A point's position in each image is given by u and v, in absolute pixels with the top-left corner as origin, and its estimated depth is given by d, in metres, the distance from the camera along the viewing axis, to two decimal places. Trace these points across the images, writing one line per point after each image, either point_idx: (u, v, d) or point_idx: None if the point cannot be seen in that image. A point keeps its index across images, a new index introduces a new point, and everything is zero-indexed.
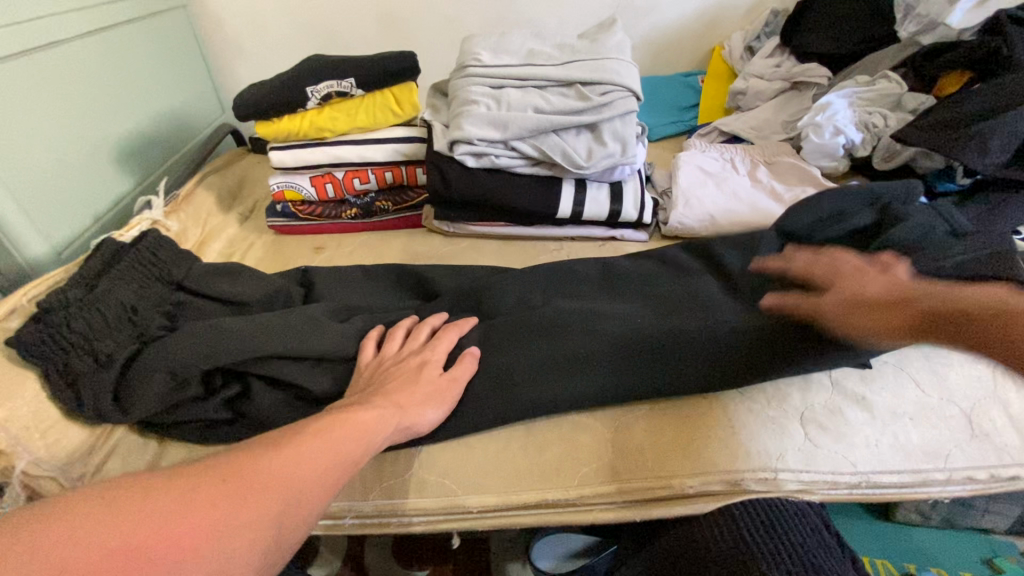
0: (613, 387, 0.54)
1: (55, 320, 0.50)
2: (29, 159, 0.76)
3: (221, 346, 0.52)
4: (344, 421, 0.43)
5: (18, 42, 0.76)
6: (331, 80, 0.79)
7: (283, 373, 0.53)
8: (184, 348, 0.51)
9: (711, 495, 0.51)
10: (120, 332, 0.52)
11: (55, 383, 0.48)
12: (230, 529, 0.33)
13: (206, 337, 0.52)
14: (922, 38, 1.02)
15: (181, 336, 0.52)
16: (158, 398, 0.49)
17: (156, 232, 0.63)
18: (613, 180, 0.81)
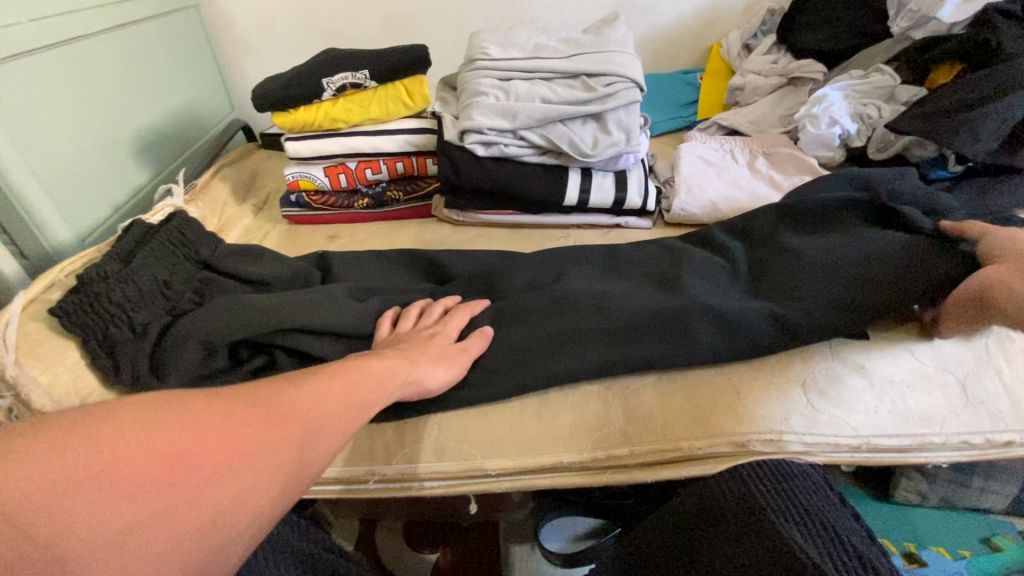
0: (622, 361, 0.56)
1: (94, 292, 0.52)
2: (54, 148, 0.79)
3: (251, 318, 0.54)
4: (360, 371, 0.44)
5: (44, 35, 0.78)
6: (346, 72, 0.82)
7: (309, 346, 0.56)
8: (215, 321, 0.53)
9: (719, 456, 0.54)
10: (153, 304, 0.54)
11: (93, 351, 0.50)
12: (266, 448, 0.33)
13: (234, 310, 0.55)
14: (913, 33, 1.06)
15: (211, 310, 0.55)
16: (191, 366, 0.51)
17: (185, 216, 0.65)
18: (618, 168, 0.85)
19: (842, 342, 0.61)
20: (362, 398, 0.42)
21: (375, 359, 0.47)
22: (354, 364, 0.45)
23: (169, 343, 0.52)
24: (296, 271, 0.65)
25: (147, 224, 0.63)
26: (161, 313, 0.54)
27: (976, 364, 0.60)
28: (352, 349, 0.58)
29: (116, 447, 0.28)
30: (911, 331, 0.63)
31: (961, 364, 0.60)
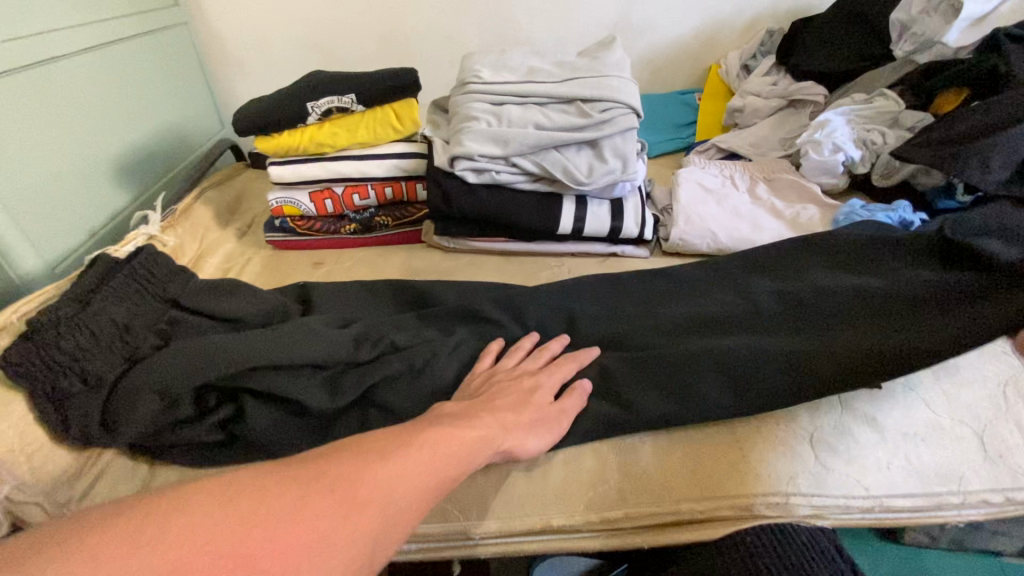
0: (631, 417, 0.53)
1: (44, 339, 0.48)
2: (24, 173, 0.75)
3: (215, 363, 0.50)
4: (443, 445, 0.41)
5: (17, 57, 0.75)
6: (332, 96, 0.79)
7: (280, 388, 0.51)
8: (175, 367, 0.50)
9: (720, 520, 0.50)
10: (111, 351, 0.51)
11: (43, 404, 0.47)
12: (334, 542, 0.32)
13: (197, 353, 0.51)
14: (918, 56, 1.02)
15: (173, 354, 0.51)
16: (148, 420, 0.48)
17: (154, 250, 0.62)
18: (614, 196, 0.81)
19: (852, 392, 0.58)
20: (441, 484, 0.39)
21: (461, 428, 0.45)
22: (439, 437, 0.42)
23: (122, 396, 0.48)
24: (272, 303, 0.61)
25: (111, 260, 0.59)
26: (119, 360, 0.51)
27: (995, 414, 0.56)
28: (326, 390, 0.53)
29: (162, 549, 0.28)
30: (925, 377, 0.60)
31: (978, 415, 0.56)
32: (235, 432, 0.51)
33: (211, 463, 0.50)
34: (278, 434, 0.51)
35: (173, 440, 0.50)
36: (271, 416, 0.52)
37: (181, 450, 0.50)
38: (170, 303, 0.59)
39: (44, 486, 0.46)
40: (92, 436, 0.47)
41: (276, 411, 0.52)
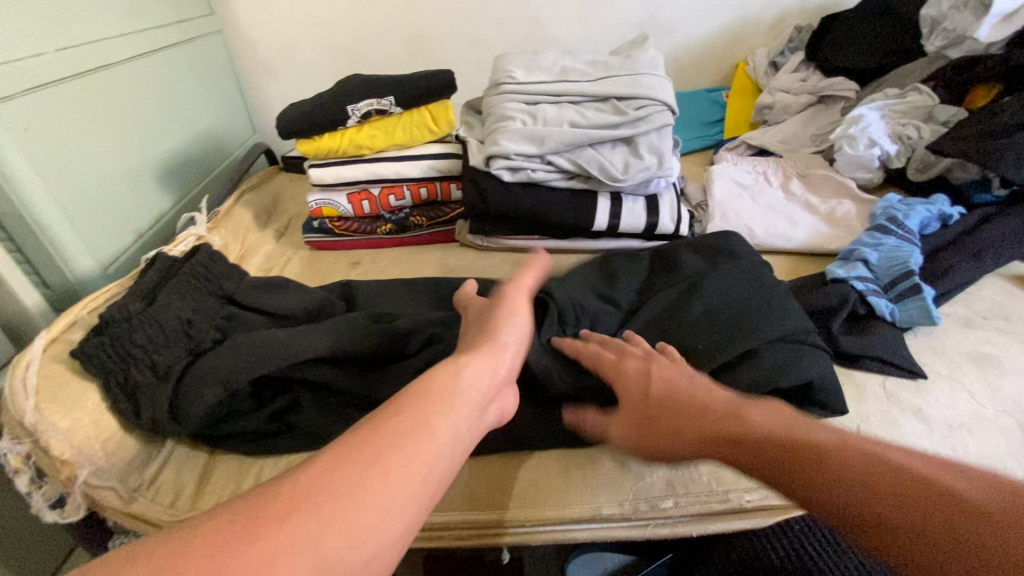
0: None
1: (116, 332, 0.51)
2: (77, 176, 0.78)
3: (273, 355, 0.52)
4: (456, 395, 0.40)
5: (70, 66, 0.79)
6: (371, 99, 0.81)
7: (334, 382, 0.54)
8: (235, 359, 0.51)
9: (771, 509, 0.50)
10: (176, 344, 0.53)
11: (114, 394, 0.49)
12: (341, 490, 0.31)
13: (255, 346, 0.53)
14: (950, 51, 1.01)
15: (233, 347, 0.53)
16: (208, 409, 0.49)
17: (209, 249, 0.64)
18: (648, 193, 0.81)
19: (896, 385, 0.59)
20: (453, 433, 0.38)
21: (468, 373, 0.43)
22: (446, 386, 0.41)
23: (185, 386, 0.50)
24: (321, 301, 0.63)
25: (170, 261, 0.62)
26: (183, 353, 0.53)
27: None
28: (379, 382, 0.55)
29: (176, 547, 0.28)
30: (970, 371, 0.60)
31: None
32: (291, 422, 0.53)
33: (269, 453, 0.52)
34: (331, 424, 0.53)
35: (233, 429, 0.52)
36: (324, 407, 0.54)
37: (241, 441, 0.52)
38: (226, 298, 0.62)
39: (116, 470, 0.48)
40: (159, 424, 0.49)
41: (330, 402, 0.54)
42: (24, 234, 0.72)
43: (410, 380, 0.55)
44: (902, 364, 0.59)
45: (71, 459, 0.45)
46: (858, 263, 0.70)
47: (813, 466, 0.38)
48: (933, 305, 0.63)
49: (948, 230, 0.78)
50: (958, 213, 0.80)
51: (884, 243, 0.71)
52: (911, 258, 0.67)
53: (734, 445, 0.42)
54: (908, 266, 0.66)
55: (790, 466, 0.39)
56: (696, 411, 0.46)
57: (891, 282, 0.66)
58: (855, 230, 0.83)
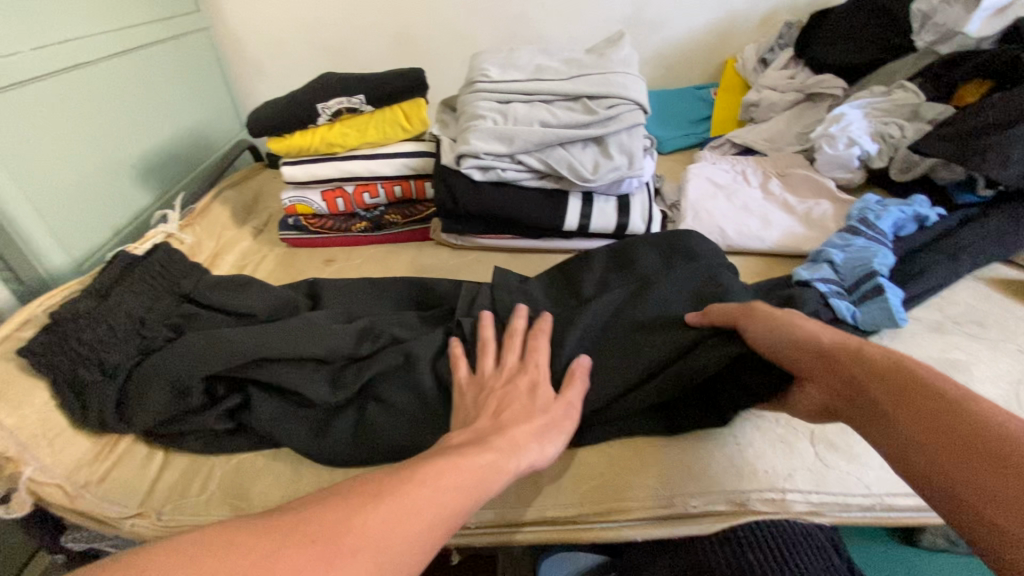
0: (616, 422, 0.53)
1: (65, 331, 0.51)
2: (51, 173, 0.79)
3: (220, 355, 0.52)
4: (445, 476, 0.36)
5: (45, 64, 0.79)
6: (341, 97, 0.81)
7: (281, 382, 0.53)
8: (184, 357, 0.52)
9: (717, 514, 0.49)
10: (128, 343, 0.54)
11: (62, 391, 0.49)
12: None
13: (203, 344, 0.53)
14: (941, 47, 0.97)
15: (183, 345, 0.53)
16: (158, 409, 0.50)
17: (176, 253, 0.66)
18: (620, 193, 0.81)
19: None
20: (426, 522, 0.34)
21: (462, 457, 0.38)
22: (457, 467, 0.37)
23: (132, 382, 0.51)
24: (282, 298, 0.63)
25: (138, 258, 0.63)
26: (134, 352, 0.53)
27: None
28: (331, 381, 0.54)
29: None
30: None
31: None
32: (239, 419, 0.53)
33: (223, 452, 0.52)
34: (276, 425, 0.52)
35: (180, 424, 0.52)
36: (273, 408, 0.53)
37: (195, 438, 0.53)
38: (184, 297, 0.62)
39: (64, 467, 0.48)
40: (105, 417, 0.50)
41: (278, 402, 0.53)
42: None
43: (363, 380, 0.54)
44: None
45: (18, 456, 0.46)
46: (825, 264, 0.70)
47: (942, 428, 0.33)
48: (897, 306, 0.61)
49: (923, 232, 0.76)
50: (936, 214, 0.78)
51: (852, 245, 0.71)
52: (876, 258, 0.67)
53: (843, 390, 0.41)
54: (871, 267, 0.65)
55: (904, 413, 0.36)
56: (836, 358, 0.42)
57: (855, 283, 0.66)
58: (829, 231, 0.82)
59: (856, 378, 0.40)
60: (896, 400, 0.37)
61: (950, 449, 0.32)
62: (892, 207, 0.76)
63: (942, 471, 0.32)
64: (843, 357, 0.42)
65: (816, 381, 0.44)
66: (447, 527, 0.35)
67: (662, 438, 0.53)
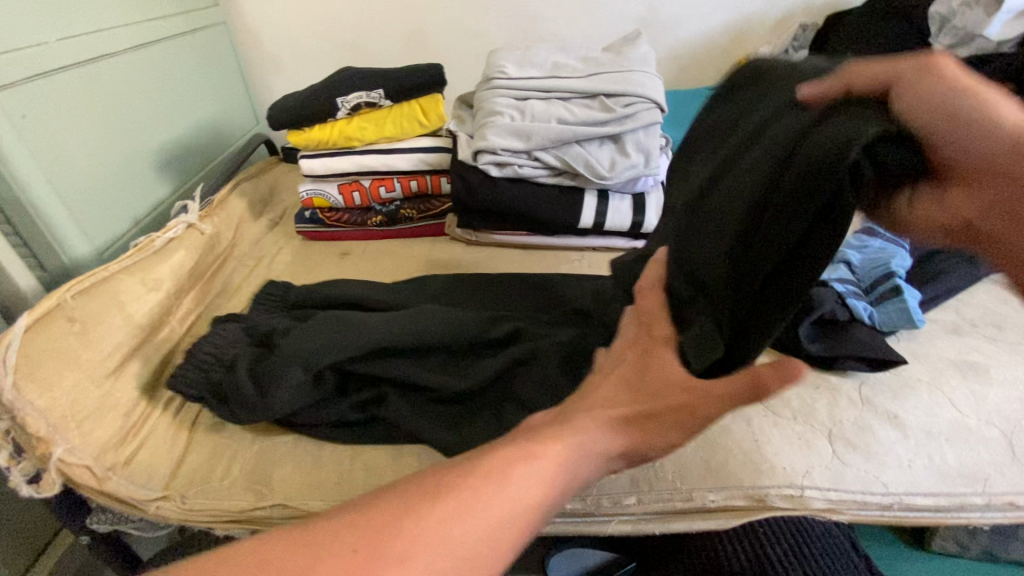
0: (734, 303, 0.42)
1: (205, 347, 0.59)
2: (74, 163, 0.80)
3: (345, 344, 0.54)
4: (510, 472, 0.33)
5: (71, 55, 0.80)
6: (360, 91, 0.82)
7: (402, 371, 0.55)
8: (316, 341, 0.54)
9: (734, 509, 0.49)
10: (255, 344, 0.58)
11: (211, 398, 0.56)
12: None
13: (331, 330, 0.55)
14: (958, 51, 0.98)
15: (311, 330, 0.55)
16: (294, 387, 0.51)
17: (286, 282, 0.71)
18: (636, 191, 0.81)
19: (872, 388, 0.58)
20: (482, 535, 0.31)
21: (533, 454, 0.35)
22: (520, 458, 0.34)
23: (251, 374, 0.53)
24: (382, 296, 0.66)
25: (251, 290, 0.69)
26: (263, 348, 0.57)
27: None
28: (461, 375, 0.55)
29: None
30: (953, 378, 0.59)
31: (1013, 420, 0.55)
32: (369, 408, 0.54)
33: (357, 440, 0.54)
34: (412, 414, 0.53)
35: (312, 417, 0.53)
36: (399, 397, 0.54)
37: (323, 427, 0.54)
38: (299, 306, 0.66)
39: (92, 449, 0.49)
40: (233, 411, 0.53)
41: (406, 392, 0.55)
42: (21, 216, 0.74)
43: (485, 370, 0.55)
44: (880, 359, 0.58)
45: (48, 437, 0.46)
46: (841, 264, 0.70)
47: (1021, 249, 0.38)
48: (914, 309, 0.62)
49: None
50: None
51: (869, 247, 0.71)
52: (893, 260, 0.67)
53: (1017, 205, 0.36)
54: (888, 268, 0.65)
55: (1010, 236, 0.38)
56: (983, 158, 0.37)
57: (871, 285, 0.66)
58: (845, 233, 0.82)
59: (979, 174, 0.37)
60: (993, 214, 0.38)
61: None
62: None
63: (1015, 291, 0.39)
64: (965, 146, 0.36)
65: (944, 177, 0.38)
66: (508, 536, 0.32)
67: None
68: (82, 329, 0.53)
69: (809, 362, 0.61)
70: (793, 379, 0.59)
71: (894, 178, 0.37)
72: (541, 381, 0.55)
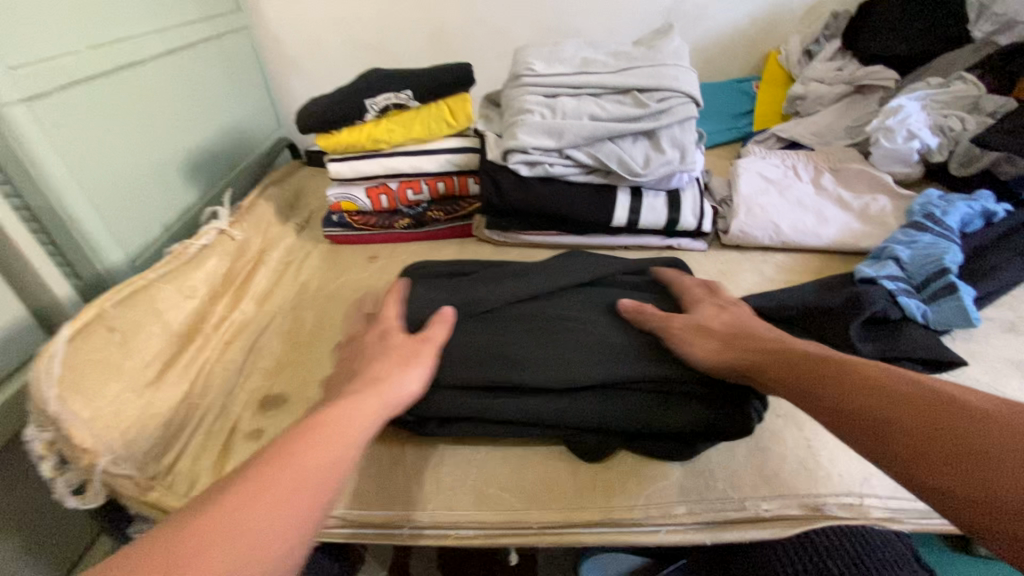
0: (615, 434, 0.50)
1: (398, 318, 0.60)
2: (106, 171, 0.80)
3: (488, 364, 0.53)
4: (316, 434, 0.40)
5: (104, 63, 0.81)
6: (390, 93, 0.81)
7: (540, 403, 0.50)
8: (458, 355, 0.54)
9: (788, 519, 0.47)
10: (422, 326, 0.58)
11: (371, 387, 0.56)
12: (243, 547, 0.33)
13: (483, 344, 0.55)
14: (999, 38, 0.98)
15: (468, 342, 0.55)
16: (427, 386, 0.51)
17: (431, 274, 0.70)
18: (670, 188, 0.81)
19: None
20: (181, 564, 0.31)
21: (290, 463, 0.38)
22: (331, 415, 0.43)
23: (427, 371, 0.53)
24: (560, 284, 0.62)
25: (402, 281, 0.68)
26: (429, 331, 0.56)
27: None
28: (622, 402, 0.50)
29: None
30: (1012, 378, 0.56)
31: None
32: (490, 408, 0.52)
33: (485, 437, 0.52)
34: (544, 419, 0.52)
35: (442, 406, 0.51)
36: (533, 400, 0.51)
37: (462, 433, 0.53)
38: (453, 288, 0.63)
39: (134, 459, 0.49)
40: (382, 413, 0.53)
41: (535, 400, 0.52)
42: (56, 226, 0.74)
43: (639, 395, 0.51)
44: (934, 361, 0.55)
45: (93, 448, 0.46)
46: (889, 261, 0.67)
47: (917, 415, 0.36)
48: (970, 305, 0.59)
49: (992, 228, 0.71)
50: (1004, 210, 0.73)
51: (918, 242, 0.67)
52: (946, 255, 0.64)
53: (925, 411, 0.36)
54: (942, 265, 0.62)
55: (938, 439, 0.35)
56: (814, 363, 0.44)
57: (924, 282, 0.63)
58: (889, 226, 0.79)
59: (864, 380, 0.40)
60: (939, 416, 0.36)
61: (988, 430, 0.34)
62: (959, 202, 0.72)
63: (960, 481, 0.33)
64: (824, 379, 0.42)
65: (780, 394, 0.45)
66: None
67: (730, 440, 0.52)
68: (122, 339, 0.54)
69: None
70: None
71: (515, 339, 0.55)
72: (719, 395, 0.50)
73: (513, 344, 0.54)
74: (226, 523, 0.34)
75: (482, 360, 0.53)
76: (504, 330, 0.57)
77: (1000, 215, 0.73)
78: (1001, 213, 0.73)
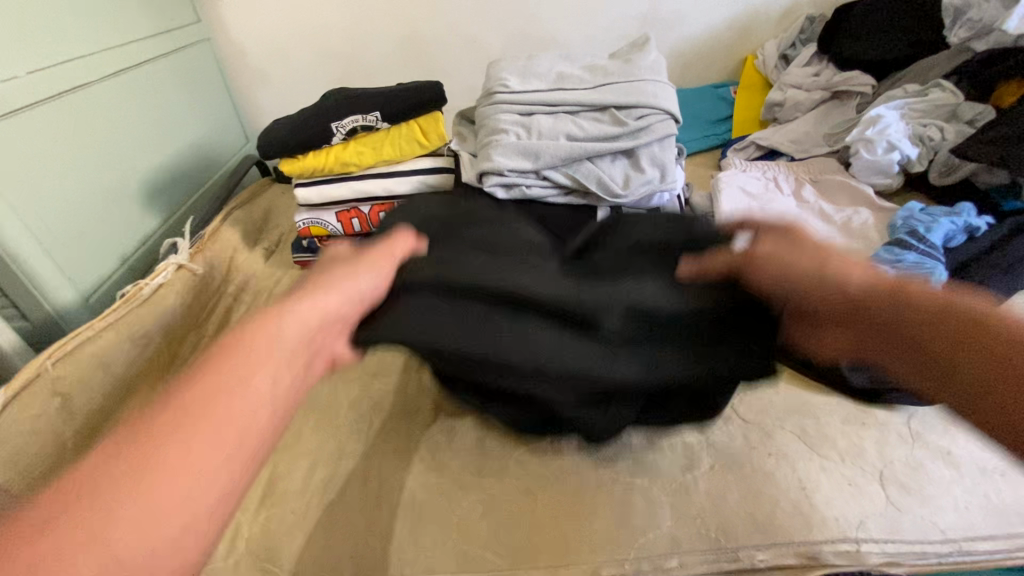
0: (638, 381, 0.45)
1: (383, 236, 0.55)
2: (55, 203, 0.75)
3: (496, 283, 0.46)
4: (261, 335, 0.32)
5: (48, 87, 0.76)
6: (357, 114, 0.78)
7: (549, 347, 0.44)
8: (454, 280, 0.46)
9: (784, 569, 0.45)
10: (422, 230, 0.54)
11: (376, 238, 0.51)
12: (187, 477, 0.25)
13: (485, 269, 0.47)
14: (974, 45, 0.94)
15: (470, 266, 0.48)
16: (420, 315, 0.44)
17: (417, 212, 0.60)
18: (652, 207, 0.77)
19: (922, 420, 0.53)
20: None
21: (217, 390, 0.28)
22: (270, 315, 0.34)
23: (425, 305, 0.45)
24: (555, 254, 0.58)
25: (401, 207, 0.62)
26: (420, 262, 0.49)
27: None
28: (640, 361, 0.46)
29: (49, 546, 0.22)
30: None
31: None
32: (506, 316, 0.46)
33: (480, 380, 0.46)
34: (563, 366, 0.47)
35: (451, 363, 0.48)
36: (540, 328, 0.45)
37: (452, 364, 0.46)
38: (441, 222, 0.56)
39: None
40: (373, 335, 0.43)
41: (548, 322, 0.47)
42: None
43: (652, 351, 0.46)
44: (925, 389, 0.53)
45: None
46: None
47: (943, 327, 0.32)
48: None
49: (974, 244, 0.71)
50: (983, 224, 0.73)
51: (903, 261, 0.66)
52: (933, 276, 0.63)
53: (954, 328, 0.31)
54: None
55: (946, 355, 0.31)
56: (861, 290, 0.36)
57: None
58: (873, 242, 0.77)
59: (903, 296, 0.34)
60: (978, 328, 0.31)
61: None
62: (942, 218, 0.72)
63: (981, 394, 0.30)
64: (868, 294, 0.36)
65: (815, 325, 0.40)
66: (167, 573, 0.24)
67: (722, 483, 0.50)
68: None
69: (851, 394, 0.56)
70: (836, 415, 0.54)
71: (518, 268, 0.48)
72: (751, 314, 0.45)
73: (521, 277, 0.46)
74: (122, 490, 0.24)
75: (487, 293, 0.45)
76: (497, 259, 0.49)
77: (979, 231, 0.72)
78: (980, 228, 0.73)
